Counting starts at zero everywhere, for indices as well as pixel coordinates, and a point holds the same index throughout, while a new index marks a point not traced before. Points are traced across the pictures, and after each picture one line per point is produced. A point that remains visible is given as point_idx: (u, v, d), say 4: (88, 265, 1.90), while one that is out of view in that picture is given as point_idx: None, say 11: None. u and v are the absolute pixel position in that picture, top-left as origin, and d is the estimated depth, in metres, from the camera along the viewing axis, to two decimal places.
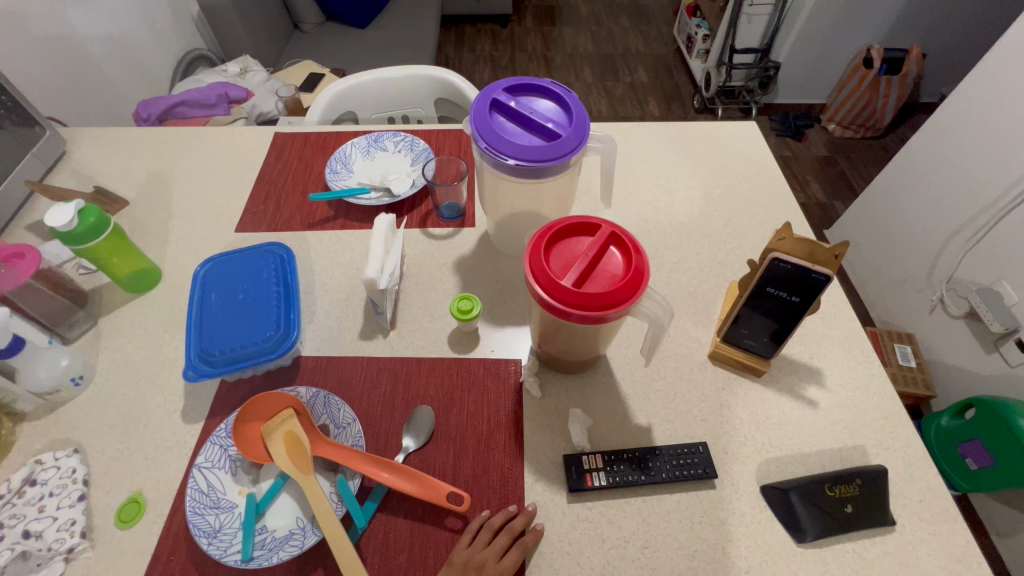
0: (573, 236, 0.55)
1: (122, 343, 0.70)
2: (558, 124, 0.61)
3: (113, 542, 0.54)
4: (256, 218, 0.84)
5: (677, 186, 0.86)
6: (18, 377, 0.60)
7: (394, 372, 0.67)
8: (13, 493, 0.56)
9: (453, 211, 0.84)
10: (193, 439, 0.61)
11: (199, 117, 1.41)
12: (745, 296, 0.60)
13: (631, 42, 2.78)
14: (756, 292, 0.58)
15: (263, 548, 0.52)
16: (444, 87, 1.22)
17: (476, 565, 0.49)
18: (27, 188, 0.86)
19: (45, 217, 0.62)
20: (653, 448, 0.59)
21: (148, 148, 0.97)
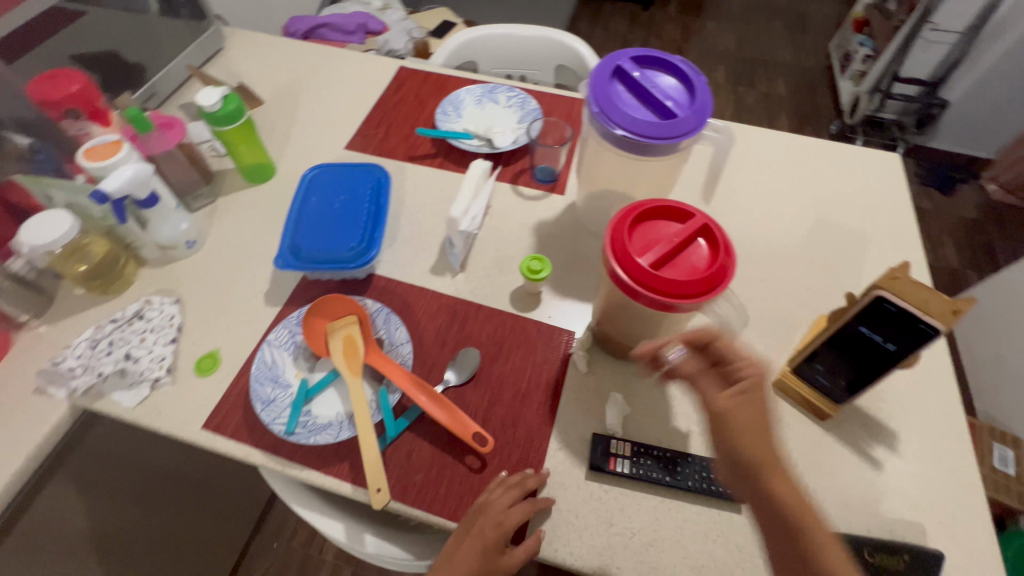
0: (661, 218, 0.53)
1: (231, 223, 0.78)
2: (678, 103, 0.59)
3: (188, 385, 0.62)
4: (365, 141, 0.89)
5: (788, 203, 0.79)
6: (149, 228, 0.69)
7: (452, 310, 0.69)
8: (125, 320, 0.65)
9: (547, 174, 0.84)
10: (269, 319, 0.68)
11: (337, 40, 1.50)
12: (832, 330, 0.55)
13: (778, 50, 2.55)
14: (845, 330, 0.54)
15: (304, 428, 0.58)
16: (568, 55, 1.20)
17: (484, 510, 0.52)
18: (187, 72, 0.97)
19: (197, 97, 0.70)
20: (686, 454, 0.58)
21: (289, 58, 1.05)
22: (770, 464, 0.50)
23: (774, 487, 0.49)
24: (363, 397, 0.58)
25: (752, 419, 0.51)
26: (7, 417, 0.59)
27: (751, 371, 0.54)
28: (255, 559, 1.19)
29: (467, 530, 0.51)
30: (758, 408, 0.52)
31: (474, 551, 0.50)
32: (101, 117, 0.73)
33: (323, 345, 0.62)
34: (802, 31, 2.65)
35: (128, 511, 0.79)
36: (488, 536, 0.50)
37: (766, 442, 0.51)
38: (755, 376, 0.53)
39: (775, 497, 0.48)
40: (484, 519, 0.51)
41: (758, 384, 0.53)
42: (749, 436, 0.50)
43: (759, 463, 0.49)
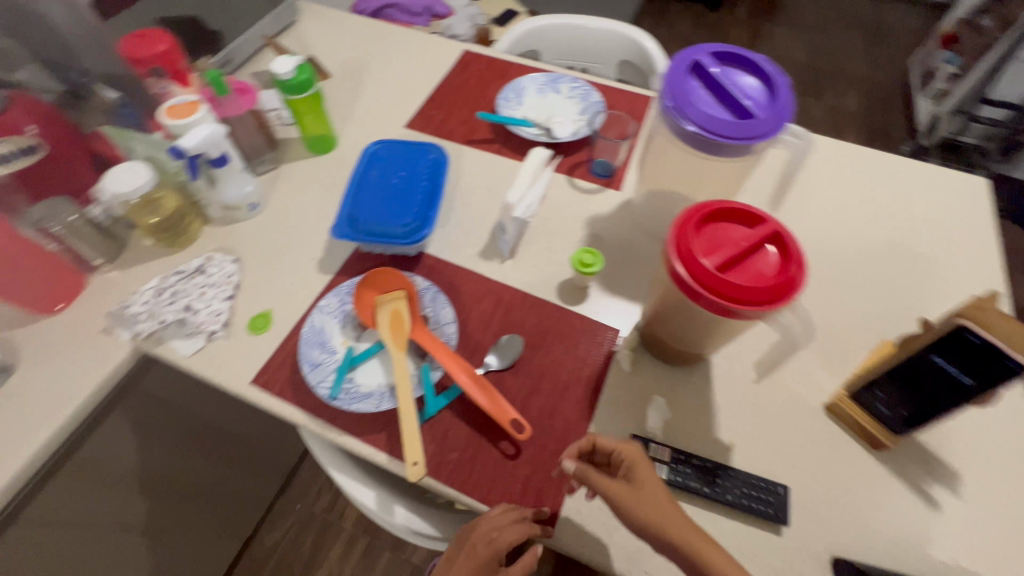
0: (731, 219, 0.51)
1: (291, 190, 0.80)
2: (758, 101, 0.56)
3: (240, 341, 0.64)
4: (425, 121, 0.90)
5: (859, 220, 0.75)
6: (217, 188, 0.72)
7: (498, 296, 0.69)
8: (188, 274, 0.68)
9: (605, 168, 0.81)
10: (321, 286, 0.70)
11: (403, 21, 1.52)
12: (901, 357, 0.51)
13: (851, 63, 2.43)
14: (916, 358, 0.50)
15: (346, 394, 0.59)
16: (633, 50, 1.17)
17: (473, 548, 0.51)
18: (261, 41, 1.00)
19: (272, 65, 0.72)
20: (728, 467, 0.56)
21: (358, 34, 1.07)
22: (684, 521, 0.46)
23: (693, 536, 0.45)
24: (406, 371, 0.59)
25: (641, 501, 0.47)
26: (76, 352, 0.63)
27: (623, 448, 0.51)
28: (279, 516, 1.24)
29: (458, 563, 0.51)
30: (647, 483, 0.48)
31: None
32: (182, 78, 0.76)
33: (371, 317, 0.63)
34: (879, 45, 2.51)
35: (172, 454, 0.83)
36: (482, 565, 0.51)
37: (667, 508, 0.47)
38: (628, 450, 0.51)
39: (696, 557, 0.44)
40: (477, 548, 0.50)
41: (636, 461, 0.50)
42: (649, 514, 0.47)
43: (664, 527, 0.46)
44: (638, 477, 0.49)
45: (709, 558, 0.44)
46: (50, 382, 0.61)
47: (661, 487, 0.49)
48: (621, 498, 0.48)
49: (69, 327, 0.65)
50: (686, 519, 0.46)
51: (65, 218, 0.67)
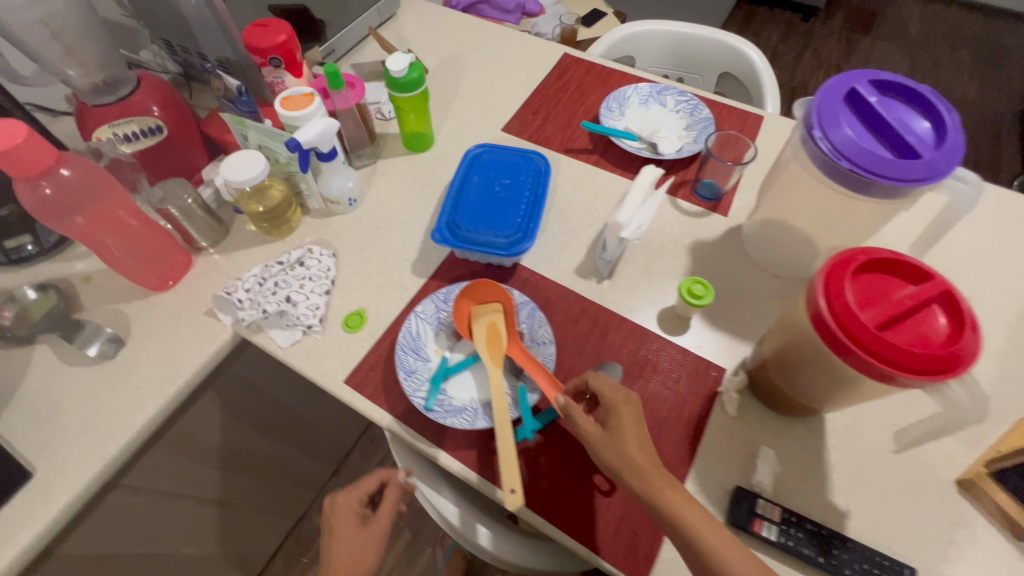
0: (890, 272, 0.45)
1: (388, 186, 0.80)
2: (926, 139, 0.50)
3: (336, 337, 0.64)
4: (523, 125, 0.87)
5: (1002, 274, 0.67)
6: (321, 181, 0.72)
7: (595, 318, 0.66)
8: (289, 264, 0.69)
9: (711, 191, 0.77)
10: (415, 289, 0.69)
11: (494, 18, 1.49)
12: None
13: (958, 86, 2.23)
14: None
15: (441, 407, 0.57)
16: (737, 62, 1.10)
17: (333, 528, 0.74)
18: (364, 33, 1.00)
19: (386, 61, 0.71)
20: (845, 537, 0.51)
21: (457, 30, 1.05)
22: (648, 461, 0.46)
23: (655, 480, 0.45)
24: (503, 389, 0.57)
25: (610, 446, 0.48)
26: (182, 331, 0.65)
27: (610, 395, 0.51)
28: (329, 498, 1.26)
29: (331, 547, 0.72)
30: (622, 429, 0.48)
31: (349, 534, 0.73)
32: (295, 68, 0.76)
33: (467, 330, 0.62)
34: (993, 68, 2.29)
35: (248, 434, 0.85)
36: (349, 528, 0.74)
37: (635, 450, 0.47)
38: (614, 397, 0.50)
39: (653, 498, 0.44)
40: (335, 521, 0.74)
41: (618, 408, 0.49)
42: (617, 457, 0.47)
43: (628, 468, 0.46)
44: (614, 423, 0.48)
45: (663, 497, 0.44)
46: (157, 358, 0.63)
47: (638, 431, 0.48)
48: (592, 439, 0.49)
49: (176, 306, 0.67)
50: (653, 464, 0.46)
51: (182, 200, 0.68)
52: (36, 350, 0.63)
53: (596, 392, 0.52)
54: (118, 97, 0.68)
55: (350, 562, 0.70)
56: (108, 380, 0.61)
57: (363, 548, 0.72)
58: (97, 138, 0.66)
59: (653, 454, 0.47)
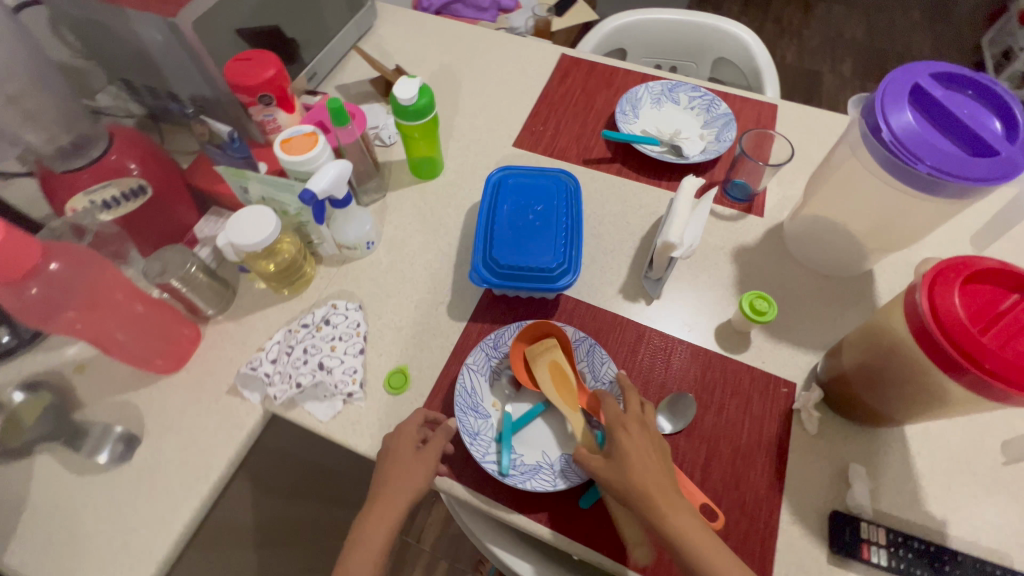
0: (990, 282, 0.44)
1: (403, 221, 0.74)
2: (999, 138, 0.48)
3: (381, 402, 0.59)
4: (535, 138, 0.82)
5: None
6: (335, 228, 0.65)
7: (654, 347, 0.63)
8: (314, 325, 0.62)
9: (742, 192, 0.75)
10: (455, 335, 0.63)
11: (469, 18, 1.41)
12: None
13: (914, 43, 2.28)
14: None
15: (516, 469, 0.53)
16: (732, 46, 1.07)
17: (390, 448, 0.52)
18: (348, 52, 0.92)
19: (393, 89, 0.65)
20: (953, 550, 0.50)
21: (443, 38, 0.98)
22: (651, 485, 0.45)
23: (660, 507, 0.44)
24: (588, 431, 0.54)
25: (612, 471, 0.47)
26: (204, 417, 0.58)
27: (611, 416, 0.50)
28: None
29: (383, 471, 0.51)
30: (624, 454, 0.46)
31: (395, 470, 0.51)
32: (286, 103, 0.69)
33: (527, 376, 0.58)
34: (944, 22, 2.35)
35: (277, 503, 0.78)
36: (400, 453, 0.51)
37: (639, 475, 0.46)
38: (615, 418, 0.49)
39: (660, 523, 0.44)
40: (394, 440, 0.52)
41: (620, 430, 0.48)
42: (619, 486, 0.46)
43: (632, 493, 0.46)
44: (616, 450, 0.47)
45: (665, 522, 0.44)
46: (182, 452, 0.56)
47: (642, 454, 0.47)
48: (597, 469, 0.48)
49: (191, 388, 0.60)
50: (659, 488, 0.45)
51: (184, 269, 0.60)
52: (36, 463, 0.55)
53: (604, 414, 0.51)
54: (90, 159, 0.58)
55: (399, 491, 0.50)
56: (129, 487, 0.54)
57: (412, 479, 0.50)
58: (72, 209, 0.57)
59: (658, 478, 0.46)
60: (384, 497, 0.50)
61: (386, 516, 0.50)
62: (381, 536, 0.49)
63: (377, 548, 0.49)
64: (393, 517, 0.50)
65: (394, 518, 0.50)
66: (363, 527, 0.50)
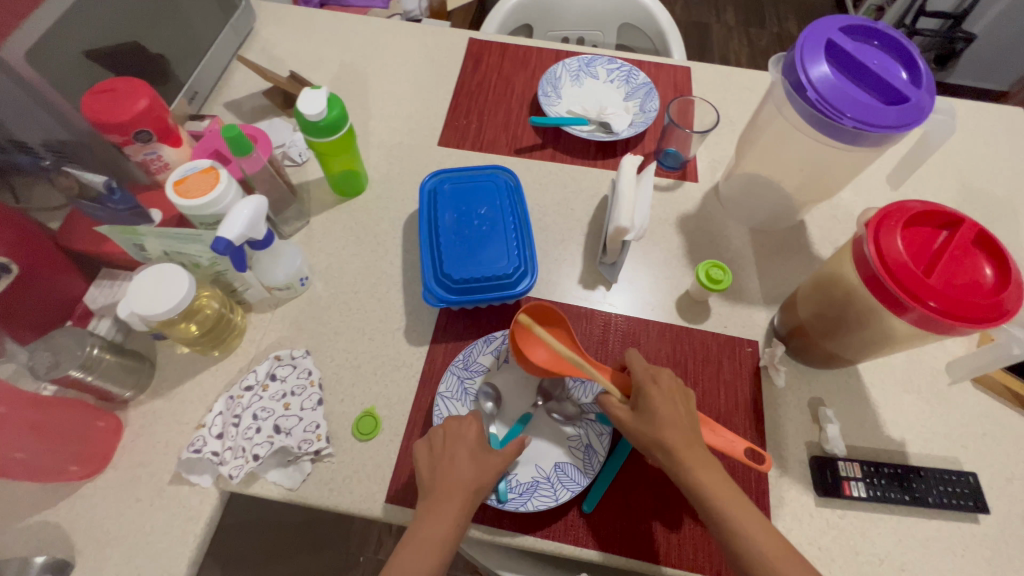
0: (921, 224, 0.47)
1: (334, 247, 0.67)
2: (910, 88, 0.50)
3: (354, 451, 0.54)
4: (460, 133, 0.77)
5: (938, 176, 0.73)
6: (261, 271, 0.58)
7: (622, 331, 0.62)
8: (257, 385, 0.55)
9: (675, 160, 0.76)
10: (420, 361, 0.59)
11: (359, 6, 1.31)
12: None
13: None
14: None
15: (513, 491, 0.50)
16: (635, 11, 1.07)
17: (457, 435, 0.49)
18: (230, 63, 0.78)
19: (298, 102, 0.57)
20: (917, 468, 0.54)
21: (337, 35, 0.89)
22: (677, 439, 0.46)
23: (688, 462, 0.45)
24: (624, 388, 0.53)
25: (641, 428, 0.47)
26: (147, 517, 0.50)
27: (641, 373, 0.51)
28: None
29: (449, 459, 0.48)
30: (654, 410, 0.47)
31: (468, 455, 0.48)
32: (170, 137, 0.60)
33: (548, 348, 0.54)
34: None
35: None
36: (471, 439, 0.49)
37: (667, 430, 0.46)
38: (646, 375, 0.50)
39: (683, 475, 0.45)
40: (461, 429, 0.50)
41: (650, 385, 0.49)
42: (646, 437, 0.47)
43: (657, 446, 0.46)
44: (644, 402, 0.48)
45: (692, 475, 0.44)
46: (126, 566, 0.48)
47: (670, 408, 0.47)
48: (624, 421, 0.49)
49: (124, 486, 0.51)
50: (688, 443, 0.46)
51: (84, 352, 0.50)
52: None
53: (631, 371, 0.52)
54: None
55: (474, 484, 0.47)
56: None
57: (482, 470, 0.48)
58: None
59: (686, 434, 0.46)
60: (458, 483, 0.46)
61: (462, 507, 0.46)
62: (454, 526, 0.45)
63: (449, 542, 0.44)
64: (466, 507, 0.46)
65: (468, 509, 0.46)
66: (434, 517, 0.45)
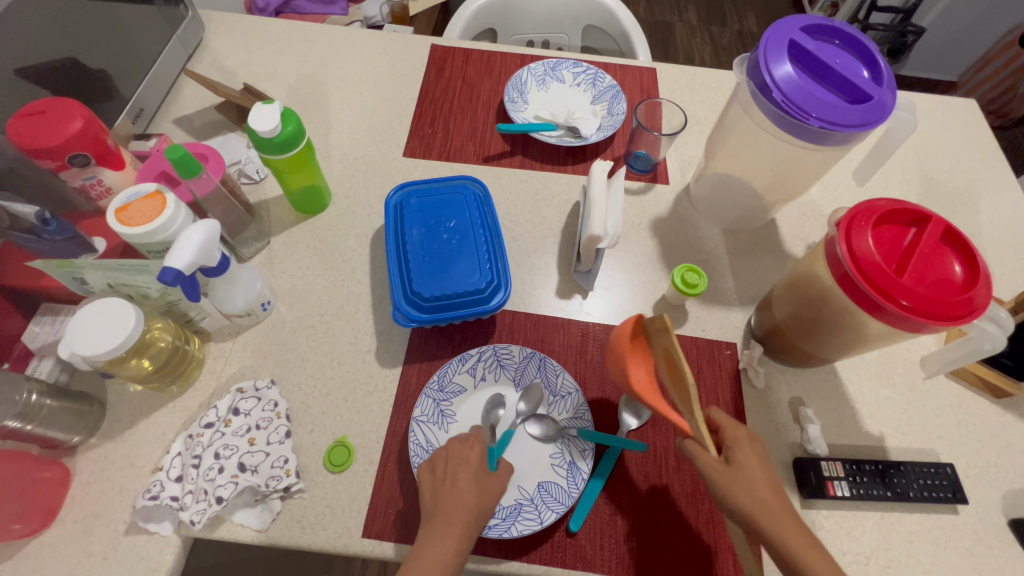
0: (891, 223, 0.47)
1: (298, 268, 0.64)
2: (872, 87, 0.51)
3: (327, 484, 0.51)
4: (426, 143, 0.75)
5: (900, 169, 0.75)
6: (216, 298, 0.54)
7: (600, 341, 0.61)
8: (219, 421, 0.52)
9: (645, 163, 0.75)
10: (393, 385, 0.56)
11: (317, 14, 1.26)
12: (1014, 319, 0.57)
13: None
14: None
15: (495, 516, 0.48)
16: (599, 13, 1.07)
17: (459, 457, 0.47)
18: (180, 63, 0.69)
19: (248, 119, 0.54)
20: (897, 463, 0.54)
21: (292, 44, 0.85)
22: (776, 500, 0.43)
23: (785, 521, 0.42)
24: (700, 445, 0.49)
25: (737, 483, 0.43)
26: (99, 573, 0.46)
27: (731, 429, 0.48)
28: None
29: (452, 482, 0.46)
30: (751, 466, 0.44)
31: (471, 479, 0.46)
32: (111, 159, 0.56)
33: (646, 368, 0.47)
34: None
35: None
36: (473, 461, 0.47)
37: (763, 489, 0.43)
38: (736, 430, 0.47)
39: (782, 539, 0.41)
40: (463, 451, 0.48)
41: (742, 441, 0.46)
42: (744, 495, 0.43)
43: (755, 504, 0.43)
44: (739, 458, 0.45)
45: (789, 540, 0.41)
46: None
47: (762, 468, 0.45)
48: (720, 475, 0.44)
49: (73, 541, 0.47)
50: (780, 502, 0.43)
51: (22, 398, 0.46)
52: None
53: (717, 426, 0.48)
54: None
55: (475, 510, 0.44)
56: None
57: (485, 495, 0.45)
58: None
59: (779, 494, 0.44)
60: (460, 507, 0.44)
61: (463, 532, 0.43)
62: (457, 551, 0.43)
63: (452, 569, 0.42)
64: (468, 533, 0.44)
65: (469, 535, 0.44)
66: (436, 543, 0.43)
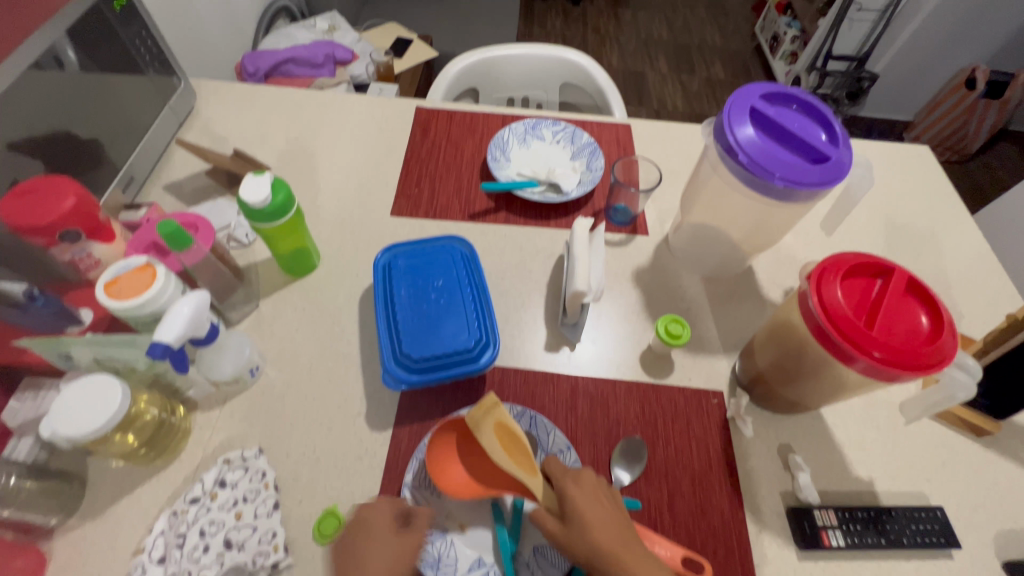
0: (857, 276, 0.49)
1: (287, 331, 0.64)
2: (830, 148, 0.54)
3: (316, 557, 0.49)
4: (412, 202, 0.77)
5: (865, 216, 0.79)
6: (205, 367, 0.54)
7: (590, 394, 0.62)
8: (205, 495, 0.51)
9: (624, 216, 0.78)
10: (384, 448, 0.56)
11: (304, 76, 1.31)
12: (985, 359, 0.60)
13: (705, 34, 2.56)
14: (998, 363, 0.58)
15: None
16: (574, 71, 1.13)
17: (365, 521, 0.47)
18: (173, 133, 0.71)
19: (239, 190, 0.56)
20: (887, 508, 0.55)
21: (281, 110, 0.89)
22: (615, 541, 0.42)
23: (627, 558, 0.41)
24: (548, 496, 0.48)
25: (575, 537, 0.43)
26: None
27: (559, 474, 0.47)
28: None
29: (362, 549, 0.45)
30: (582, 511, 0.44)
31: (379, 543, 0.46)
32: (101, 233, 0.57)
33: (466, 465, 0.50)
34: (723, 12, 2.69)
35: None
36: (382, 523, 0.47)
37: (599, 532, 0.43)
38: (564, 474, 0.47)
39: None
40: (371, 514, 0.48)
41: (570, 484, 0.46)
42: (586, 547, 0.42)
43: (596, 554, 0.42)
44: (570, 507, 0.44)
45: None
46: None
47: (596, 508, 0.44)
48: (562, 536, 0.44)
49: None
50: (621, 540, 0.42)
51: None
52: None
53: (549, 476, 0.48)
54: None
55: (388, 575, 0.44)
56: None
57: (399, 558, 0.45)
58: None
59: (617, 532, 0.43)
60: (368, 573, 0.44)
61: None
62: None
63: None
64: None
65: None
66: None
